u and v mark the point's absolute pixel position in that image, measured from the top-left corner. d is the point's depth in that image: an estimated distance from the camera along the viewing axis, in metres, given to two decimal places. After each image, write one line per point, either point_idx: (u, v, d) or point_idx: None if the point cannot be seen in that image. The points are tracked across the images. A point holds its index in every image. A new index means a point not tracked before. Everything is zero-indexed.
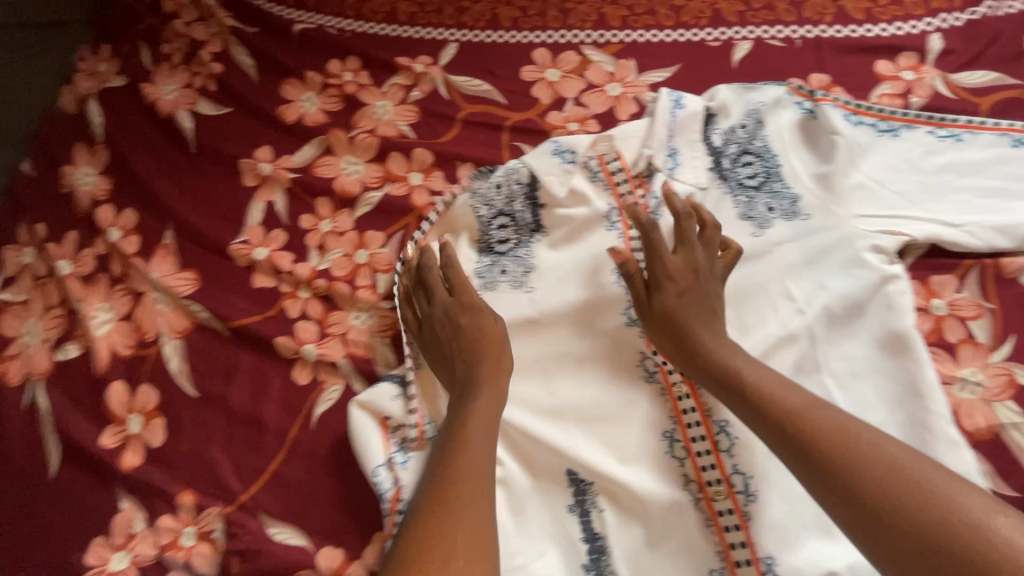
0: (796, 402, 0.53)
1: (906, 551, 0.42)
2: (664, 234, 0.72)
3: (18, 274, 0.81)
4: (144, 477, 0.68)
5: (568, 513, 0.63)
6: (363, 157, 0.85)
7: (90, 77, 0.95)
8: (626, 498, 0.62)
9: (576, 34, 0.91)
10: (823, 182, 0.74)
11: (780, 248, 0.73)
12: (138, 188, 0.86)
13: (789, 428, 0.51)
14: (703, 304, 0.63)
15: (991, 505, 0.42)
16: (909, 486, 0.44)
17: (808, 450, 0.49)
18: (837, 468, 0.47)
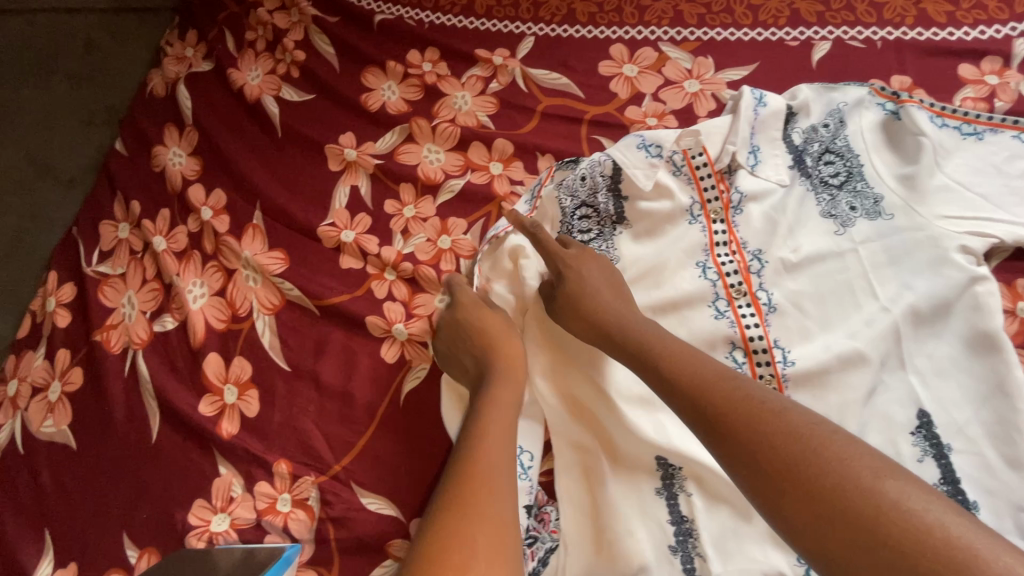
0: (701, 375, 0.52)
1: (812, 519, 0.40)
2: (753, 231, 0.76)
3: (115, 248, 0.85)
4: (241, 444, 0.71)
5: (656, 496, 0.65)
6: (444, 146, 0.87)
7: (178, 62, 0.99)
8: (714, 484, 0.64)
9: (653, 31, 0.92)
10: (907, 183, 0.75)
11: (864, 248, 0.74)
12: (225, 169, 0.89)
13: (695, 402, 0.51)
14: (595, 292, 0.67)
15: (882, 468, 0.41)
16: (813, 454, 0.43)
17: (713, 421, 0.49)
18: (741, 437, 0.46)
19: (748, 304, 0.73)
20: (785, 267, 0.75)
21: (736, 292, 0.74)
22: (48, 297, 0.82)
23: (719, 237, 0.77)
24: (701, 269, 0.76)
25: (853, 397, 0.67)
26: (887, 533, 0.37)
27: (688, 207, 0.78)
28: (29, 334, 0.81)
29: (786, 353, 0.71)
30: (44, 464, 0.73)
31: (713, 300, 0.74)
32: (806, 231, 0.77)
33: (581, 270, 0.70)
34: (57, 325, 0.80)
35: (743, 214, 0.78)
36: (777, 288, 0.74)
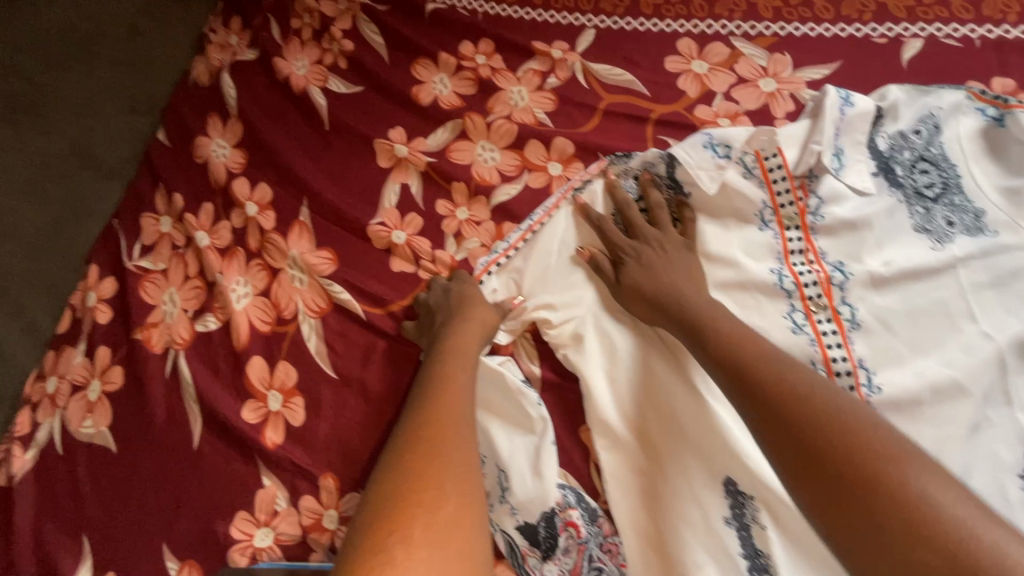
0: (755, 359, 0.54)
1: (835, 498, 0.42)
2: (833, 236, 0.71)
3: (157, 243, 0.82)
4: (286, 455, 0.68)
5: (725, 526, 0.60)
6: (499, 144, 0.83)
7: (222, 50, 0.95)
8: (790, 521, 0.58)
9: (724, 25, 0.86)
10: (1012, 198, 0.70)
11: (962, 266, 0.67)
12: (270, 162, 0.85)
13: (745, 382, 0.53)
14: (662, 267, 0.68)
15: (904, 458, 0.42)
16: (851, 438, 0.44)
17: (760, 397, 0.51)
18: (784, 415, 0.48)
19: (829, 319, 0.67)
20: (872, 281, 0.68)
21: (815, 305, 0.68)
22: (87, 291, 0.80)
23: (794, 243, 0.71)
24: (777, 274, 0.70)
25: (953, 431, 0.61)
26: (909, 520, 0.39)
27: (758, 211, 0.73)
28: (69, 330, 0.78)
29: (871, 375, 0.65)
30: (83, 467, 0.70)
31: (789, 310, 0.68)
32: (897, 245, 0.70)
33: (654, 245, 0.70)
34: (97, 321, 0.78)
35: (824, 219, 0.71)
36: (863, 304, 0.68)
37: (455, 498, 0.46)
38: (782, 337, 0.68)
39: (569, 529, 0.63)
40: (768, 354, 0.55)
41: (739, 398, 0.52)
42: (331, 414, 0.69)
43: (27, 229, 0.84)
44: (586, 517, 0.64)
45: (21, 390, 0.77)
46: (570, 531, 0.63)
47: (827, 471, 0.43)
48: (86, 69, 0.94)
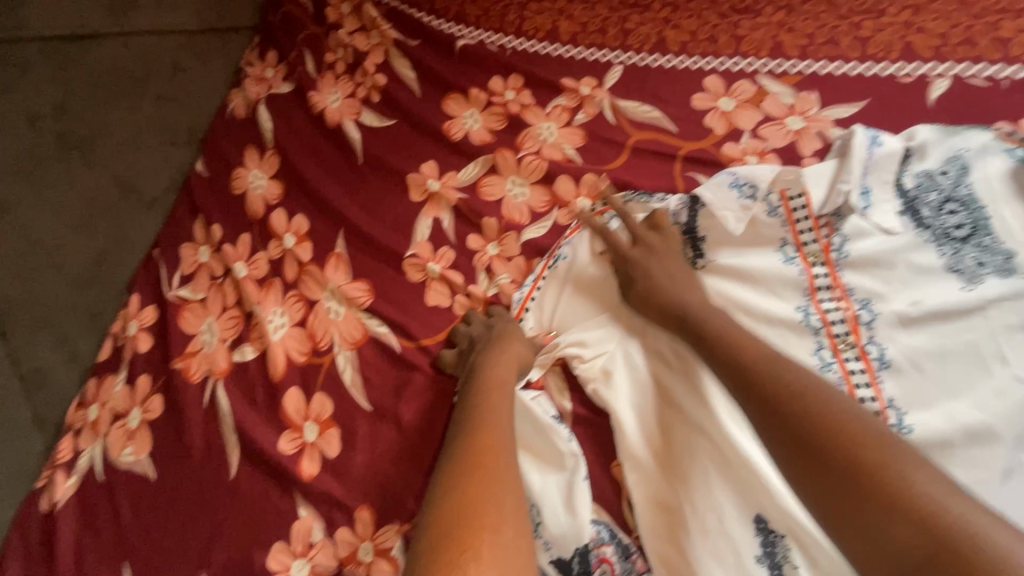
0: (755, 358, 0.57)
1: (826, 479, 0.46)
2: (856, 275, 0.72)
3: (195, 273, 0.85)
4: (322, 486, 0.69)
5: (756, 564, 0.59)
6: (529, 179, 0.84)
7: (258, 83, 0.99)
8: (827, 563, 0.57)
9: (751, 62, 0.88)
10: None
11: (995, 308, 0.67)
12: (307, 194, 0.88)
13: (746, 376, 0.56)
14: (657, 281, 0.70)
15: (892, 449, 0.45)
16: (842, 431, 0.47)
17: (755, 390, 0.54)
18: (779, 405, 0.51)
19: (856, 357, 0.68)
20: (901, 320, 0.68)
21: (842, 342, 0.69)
22: (128, 319, 0.82)
23: (819, 280, 0.72)
24: (802, 311, 0.71)
25: (989, 475, 0.61)
26: (884, 497, 0.42)
27: (780, 248, 0.74)
28: (110, 357, 0.81)
29: (901, 416, 0.65)
30: (124, 494, 0.72)
31: (817, 347, 0.69)
32: (926, 285, 0.70)
33: (650, 261, 0.72)
34: (137, 349, 0.80)
35: (849, 255, 0.72)
36: (891, 343, 0.68)
37: (513, 524, 0.47)
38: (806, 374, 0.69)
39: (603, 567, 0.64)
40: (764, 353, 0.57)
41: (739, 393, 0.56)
42: (364, 445, 0.71)
43: (70, 259, 0.86)
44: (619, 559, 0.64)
45: (64, 416, 0.79)
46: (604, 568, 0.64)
47: (822, 462, 0.46)
48: (128, 101, 0.95)
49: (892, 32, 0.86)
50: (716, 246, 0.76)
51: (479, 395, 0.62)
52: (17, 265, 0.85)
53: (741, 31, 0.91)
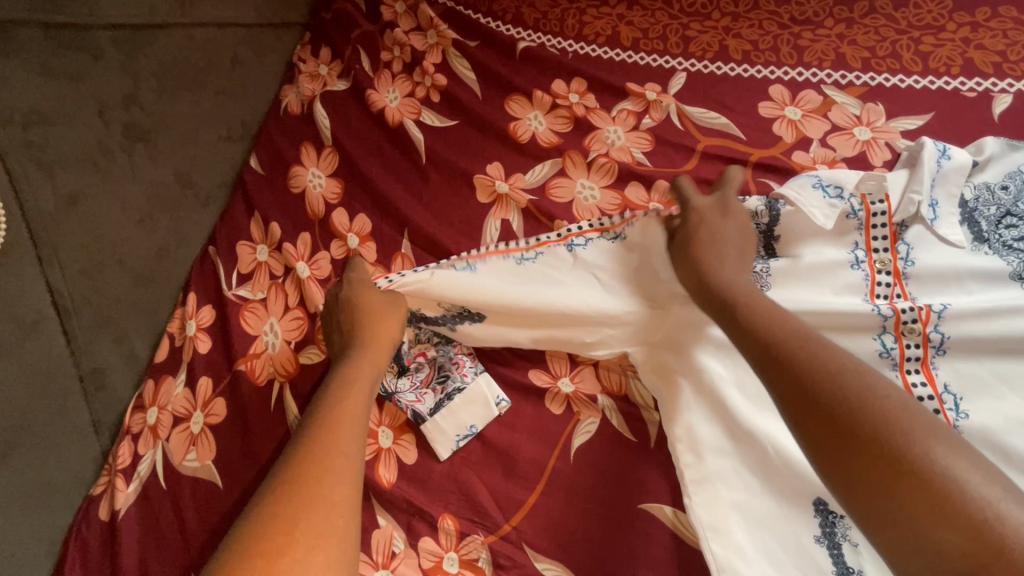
0: (786, 334, 0.52)
1: (841, 444, 0.42)
2: (923, 278, 0.71)
3: (255, 271, 0.82)
4: (402, 494, 0.67)
5: (815, 543, 0.57)
6: (599, 183, 0.84)
7: (312, 79, 0.97)
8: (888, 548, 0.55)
9: (815, 73, 0.89)
10: None
11: None
12: (368, 192, 0.86)
13: (771, 342, 0.52)
14: (714, 246, 0.66)
15: (920, 427, 0.41)
16: (882, 413, 0.42)
17: (775, 352, 0.51)
18: (799, 367, 0.48)
19: (917, 345, 0.67)
20: (973, 311, 0.67)
21: (907, 330, 0.68)
22: (186, 319, 0.79)
23: (880, 287, 0.72)
24: (871, 303, 0.70)
25: None
26: (897, 471, 0.39)
27: (851, 252, 0.74)
28: (169, 358, 0.78)
29: (958, 402, 0.65)
30: (189, 503, 0.69)
31: (879, 333, 0.69)
32: (992, 290, 0.69)
33: (716, 224, 0.69)
34: (197, 350, 0.77)
35: (915, 265, 0.72)
36: (957, 333, 0.67)
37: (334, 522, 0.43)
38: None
39: (462, 371, 0.72)
40: (800, 329, 0.52)
41: (765, 369, 0.51)
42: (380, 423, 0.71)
43: (123, 252, 0.80)
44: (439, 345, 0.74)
45: (123, 420, 0.77)
46: (457, 364, 0.72)
47: (853, 447, 0.42)
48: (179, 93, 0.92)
49: (952, 48, 0.88)
50: (793, 243, 0.76)
51: (350, 371, 0.60)
52: (71, 258, 0.76)
53: (803, 42, 0.92)
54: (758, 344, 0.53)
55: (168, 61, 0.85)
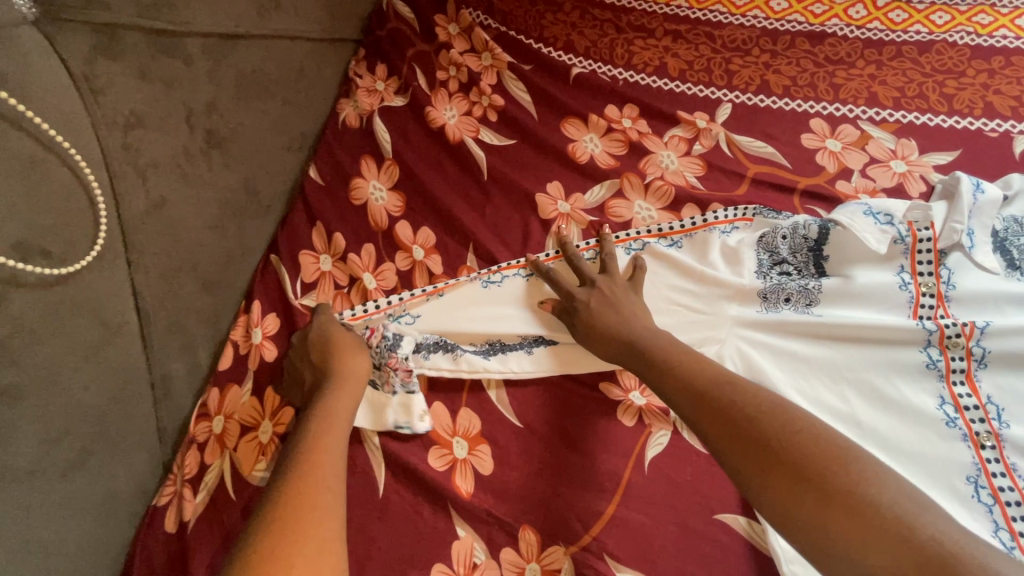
0: (713, 379, 0.57)
1: (785, 478, 0.47)
2: (965, 302, 0.75)
3: (319, 281, 0.83)
4: (481, 505, 0.67)
5: None
6: (656, 204, 0.88)
7: (369, 94, 0.99)
8: None
9: (851, 109, 0.96)
10: None
11: None
12: (430, 205, 0.88)
13: (698, 387, 0.57)
14: (616, 315, 0.70)
15: (841, 456, 0.47)
16: (811, 448, 0.48)
17: (706, 397, 0.56)
18: (730, 411, 0.53)
19: (961, 358, 0.71)
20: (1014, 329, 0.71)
21: (952, 344, 0.72)
22: (251, 327, 0.80)
23: (926, 309, 0.75)
24: (916, 320, 0.74)
25: None
26: (834, 496, 0.44)
27: (897, 276, 0.78)
28: (233, 366, 0.78)
29: (1000, 412, 0.69)
30: None
31: (928, 346, 0.73)
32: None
33: (619, 297, 0.72)
34: (263, 358, 0.77)
35: (956, 288, 0.76)
36: (998, 348, 0.71)
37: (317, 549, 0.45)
38: (917, 400, 0.71)
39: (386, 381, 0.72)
40: (720, 374, 0.58)
41: (699, 413, 0.55)
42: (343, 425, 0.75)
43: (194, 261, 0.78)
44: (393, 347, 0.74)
45: (185, 430, 0.76)
46: (388, 373, 0.72)
47: (796, 478, 0.46)
48: None
49: (973, 92, 0.96)
50: (842, 264, 0.79)
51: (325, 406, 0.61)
52: (152, 264, 0.72)
53: (838, 80, 0.98)
54: (693, 389, 0.57)
55: (247, 70, 0.83)
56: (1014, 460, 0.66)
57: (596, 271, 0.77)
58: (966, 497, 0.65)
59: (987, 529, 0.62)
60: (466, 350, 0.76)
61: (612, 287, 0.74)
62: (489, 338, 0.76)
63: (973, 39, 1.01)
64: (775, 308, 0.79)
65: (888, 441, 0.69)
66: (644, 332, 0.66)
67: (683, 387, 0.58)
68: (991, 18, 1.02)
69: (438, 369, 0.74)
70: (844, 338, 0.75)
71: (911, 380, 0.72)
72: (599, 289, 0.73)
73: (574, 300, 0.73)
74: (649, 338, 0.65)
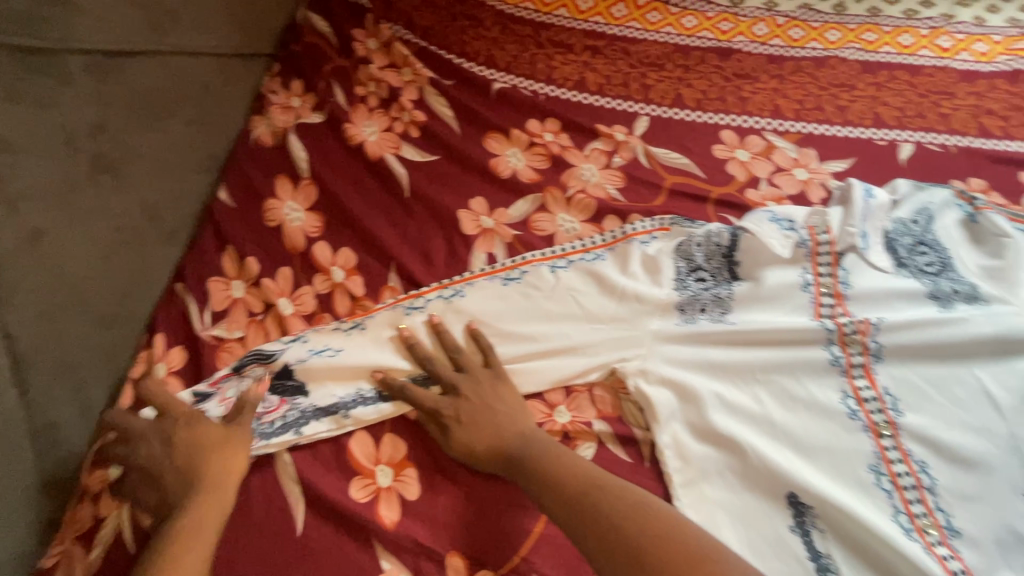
0: (581, 486, 0.59)
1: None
2: (864, 300, 0.80)
3: (230, 309, 0.78)
4: (407, 533, 0.65)
5: (790, 533, 0.68)
6: (578, 217, 0.89)
7: (284, 111, 0.96)
8: (849, 525, 0.66)
9: (757, 121, 1.01)
10: (993, 275, 0.82)
11: (972, 318, 0.76)
12: (350, 225, 0.85)
13: (564, 491, 0.60)
14: (488, 426, 0.68)
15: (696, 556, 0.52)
16: (671, 548, 0.53)
17: (573, 501, 0.58)
18: (598, 514, 0.56)
19: (859, 353, 0.77)
20: (900, 322, 0.77)
21: (850, 341, 0.77)
22: (154, 363, 0.74)
23: (826, 309, 0.80)
24: (818, 320, 0.79)
25: (999, 485, 0.67)
26: None
27: (801, 279, 0.82)
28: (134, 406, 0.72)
29: (896, 402, 0.74)
30: None
31: (829, 345, 0.77)
32: (913, 307, 0.80)
33: (484, 400, 0.70)
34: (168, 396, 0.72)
35: (852, 287, 0.81)
36: (888, 341, 0.76)
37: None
38: (823, 396, 0.75)
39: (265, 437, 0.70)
40: (584, 472, 0.61)
41: (570, 519, 0.57)
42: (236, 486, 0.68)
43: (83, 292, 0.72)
44: (293, 427, 0.70)
45: (78, 478, 0.70)
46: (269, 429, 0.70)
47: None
48: None
49: (864, 104, 1.03)
50: (753, 268, 0.83)
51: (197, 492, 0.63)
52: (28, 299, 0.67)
53: (744, 93, 1.04)
54: (568, 500, 0.59)
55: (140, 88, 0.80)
56: (909, 446, 0.71)
57: (452, 370, 0.72)
58: (871, 486, 0.70)
59: (888, 514, 0.68)
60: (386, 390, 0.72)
61: (475, 388, 0.71)
62: (409, 373, 0.74)
63: (862, 55, 1.10)
64: (692, 319, 0.81)
65: (797, 439, 0.72)
66: (517, 442, 0.66)
67: (561, 500, 0.59)
68: (876, 36, 1.12)
69: (361, 418, 0.70)
70: (756, 343, 0.78)
71: (817, 377, 0.76)
72: (465, 397, 0.70)
73: (443, 416, 0.69)
74: (524, 445, 0.65)
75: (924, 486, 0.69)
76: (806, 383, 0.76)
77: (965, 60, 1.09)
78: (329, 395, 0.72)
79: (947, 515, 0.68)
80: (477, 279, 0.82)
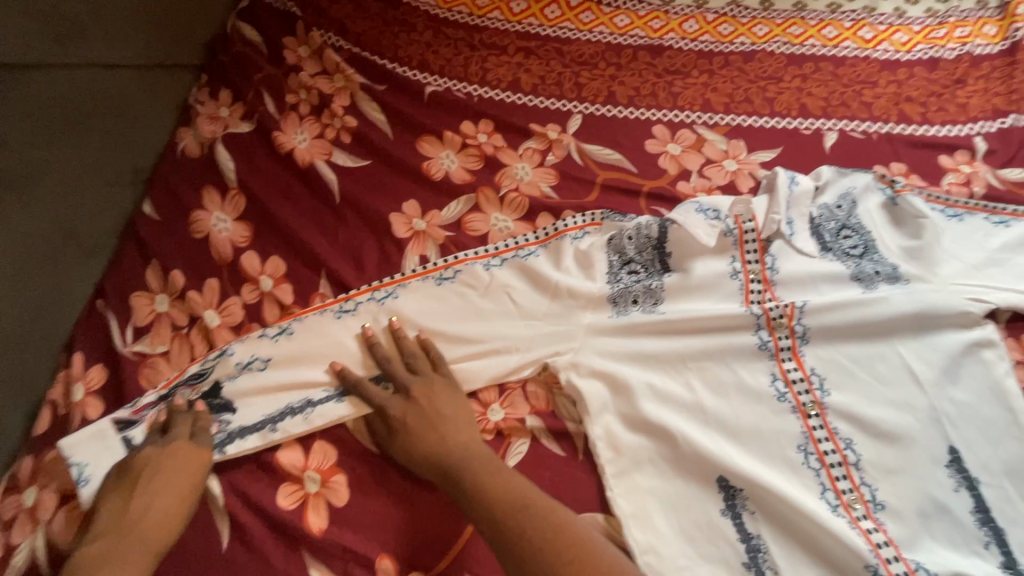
0: (506, 504, 0.60)
1: None
2: (788, 285, 0.82)
3: (154, 324, 0.77)
4: (336, 540, 0.65)
5: (722, 516, 0.68)
6: (512, 216, 0.90)
7: (211, 121, 0.94)
8: (777, 505, 0.67)
9: (688, 115, 1.03)
10: (911, 255, 0.85)
11: (891, 296, 0.78)
12: (279, 233, 0.84)
13: (489, 508, 0.61)
14: (428, 433, 0.67)
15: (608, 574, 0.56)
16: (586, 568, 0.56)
17: (497, 520, 0.60)
18: (519, 536, 0.58)
19: (786, 337, 0.78)
20: (825, 305, 0.78)
21: (777, 325, 0.78)
22: (73, 383, 0.72)
23: (754, 295, 0.82)
24: (746, 307, 0.80)
25: (916, 456, 0.70)
26: None
27: (730, 269, 0.83)
28: (52, 429, 0.70)
29: (822, 381, 0.76)
30: None
31: (758, 330, 0.78)
32: (836, 289, 0.82)
33: (432, 404, 0.69)
34: (88, 416, 0.71)
35: (780, 273, 0.83)
36: (814, 322, 0.78)
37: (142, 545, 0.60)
38: (752, 379, 0.76)
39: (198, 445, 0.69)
40: (510, 487, 0.62)
41: (494, 539, 0.59)
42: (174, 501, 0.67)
43: None
44: (218, 447, 0.68)
45: None
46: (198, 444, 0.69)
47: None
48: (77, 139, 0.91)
49: (790, 95, 1.06)
50: (683, 259, 0.85)
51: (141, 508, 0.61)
52: None
53: (676, 89, 1.06)
54: (491, 517, 0.60)
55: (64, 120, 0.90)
56: (835, 424, 0.73)
57: (406, 373, 0.72)
58: (799, 465, 0.71)
59: (815, 492, 0.69)
60: (315, 402, 0.71)
61: (425, 393, 0.70)
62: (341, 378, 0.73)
63: (788, 48, 1.13)
64: (625, 311, 0.81)
65: (727, 424, 0.73)
66: (452, 456, 0.65)
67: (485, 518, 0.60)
68: (802, 30, 1.15)
69: (288, 432, 0.69)
70: (686, 331, 0.79)
71: (747, 361, 0.77)
72: (414, 399, 0.70)
73: (388, 415, 0.69)
74: (460, 459, 0.65)
75: (849, 461, 0.71)
76: (737, 368, 0.77)
77: (886, 50, 1.13)
78: (255, 411, 0.70)
79: (872, 489, 0.69)
80: (410, 280, 0.81)
